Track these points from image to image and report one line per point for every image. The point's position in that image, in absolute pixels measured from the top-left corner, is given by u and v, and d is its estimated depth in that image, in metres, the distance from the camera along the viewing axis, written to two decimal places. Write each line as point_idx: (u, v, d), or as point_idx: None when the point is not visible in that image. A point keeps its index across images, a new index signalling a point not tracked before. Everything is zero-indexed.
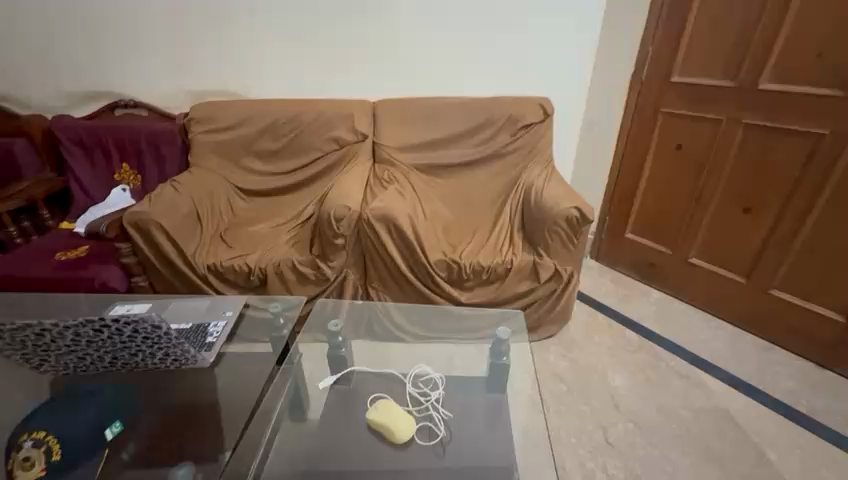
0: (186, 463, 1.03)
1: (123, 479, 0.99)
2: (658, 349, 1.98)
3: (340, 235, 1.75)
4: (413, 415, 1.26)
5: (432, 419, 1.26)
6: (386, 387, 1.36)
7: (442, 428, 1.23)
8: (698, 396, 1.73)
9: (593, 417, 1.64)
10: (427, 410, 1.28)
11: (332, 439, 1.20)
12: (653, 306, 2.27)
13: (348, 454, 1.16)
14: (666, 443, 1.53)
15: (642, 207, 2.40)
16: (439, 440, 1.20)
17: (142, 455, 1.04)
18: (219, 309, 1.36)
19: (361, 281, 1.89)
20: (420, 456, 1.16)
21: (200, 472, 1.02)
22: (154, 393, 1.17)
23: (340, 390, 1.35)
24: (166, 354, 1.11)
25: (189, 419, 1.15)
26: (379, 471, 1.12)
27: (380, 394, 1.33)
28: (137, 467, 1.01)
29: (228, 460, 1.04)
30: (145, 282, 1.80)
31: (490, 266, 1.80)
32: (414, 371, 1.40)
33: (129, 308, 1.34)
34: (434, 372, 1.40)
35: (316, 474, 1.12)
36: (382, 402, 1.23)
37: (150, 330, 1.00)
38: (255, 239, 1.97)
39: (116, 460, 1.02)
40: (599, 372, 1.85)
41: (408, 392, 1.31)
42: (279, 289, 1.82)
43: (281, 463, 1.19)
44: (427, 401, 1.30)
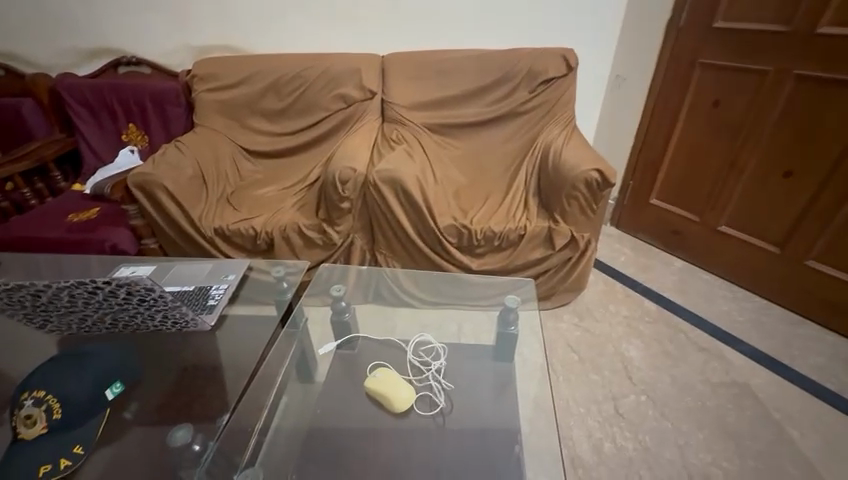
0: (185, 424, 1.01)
1: (131, 435, 1.02)
2: (677, 320, 1.90)
3: (345, 199, 1.69)
4: (412, 385, 1.24)
5: (432, 388, 1.24)
6: (388, 354, 1.34)
7: (442, 398, 1.21)
8: (717, 370, 1.66)
9: (604, 388, 1.60)
10: (427, 379, 1.26)
11: (337, 404, 1.20)
12: (675, 276, 2.17)
13: (350, 418, 1.16)
14: (679, 416, 1.49)
15: (669, 171, 2.23)
16: (439, 410, 1.19)
17: (148, 413, 1.07)
18: (222, 273, 1.34)
19: (369, 246, 1.84)
20: (420, 426, 1.15)
21: (200, 431, 1.04)
22: (161, 353, 1.19)
23: (344, 356, 1.35)
24: (166, 317, 1.10)
25: (195, 378, 1.17)
26: (378, 439, 1.11)
27: (380, 362, 1.31)
28: (144, 424, 1.05)
29: (226, 422, 1.06)
30: (155, 245, 1.81)
31: (502, 232, 1.72)
32: (414, 338, 1.37)
33: (133, 271, 1.34)
34: (436, 342, 1.37)
35: (320, 437, 1.12)
36: (382, 371, 1.20)
37: (145, 293, 0.98)
38: (261, 202, 1.93)
39: (120, 419, 1.04)
40: (613, 342, 1.79)
41: (408, 361, 1.29)
42: (286, 253, 1.80)
43: (288, 423, 1.23)
44: (428, 370, 1.28)
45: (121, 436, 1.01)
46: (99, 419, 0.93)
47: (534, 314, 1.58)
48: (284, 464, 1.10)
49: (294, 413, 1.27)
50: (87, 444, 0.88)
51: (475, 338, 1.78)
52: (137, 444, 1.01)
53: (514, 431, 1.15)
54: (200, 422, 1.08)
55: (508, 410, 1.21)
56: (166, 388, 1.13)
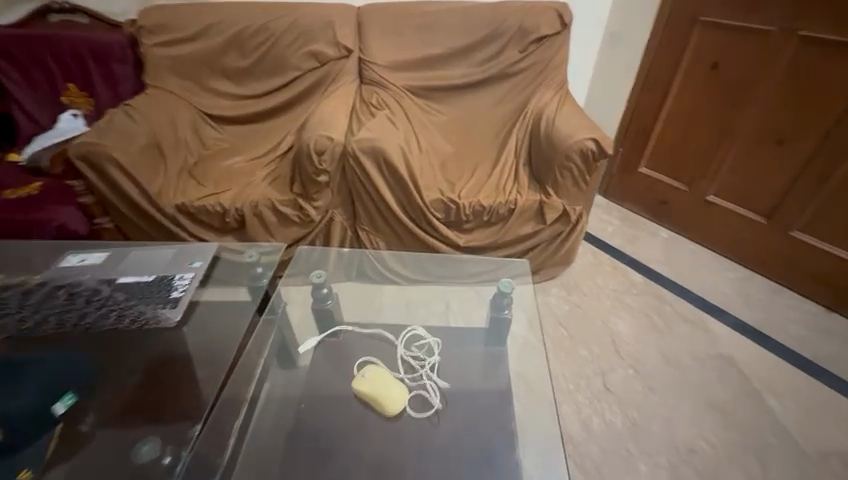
0: (152, 436, 0.95)
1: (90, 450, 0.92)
2: (664, 293, 1.90)
3: (322, 172, 1.55)
4: (405, 384, 1.16)
5: (426, 388, 1.15)
6: (377, 350, 1.26)
7: (438, 399, 1.13)
8: (702, 342, 1.70)
9: (593, 363, 1.60)
10: (421, 378, 1.17)
11: (325, 405, 1.13)
12: (661, 247, 2.15)
13: (339, 417, 1.10)
14: (665, 389, 1.52)
15: (661, 138, 2.16)
16: (433, 411, 1.11)
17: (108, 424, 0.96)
18: (186, 260, 1.19)
19: (350, 222, 1.72)
20: (414, 428, 1.08)
21: (169, 440, 0.94)
22: (120, 356, 1.06)
23: (327, 346, 1.27)
24: (120, 316, 1.04)
25: (161, 381, 1.06)
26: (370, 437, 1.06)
27: (369, 359, 1.22)
28: (107, 433, 0.95)
29: (199, 431, 0.95)
30: (110, 225, 1.63)
31: (492, 206, 1.62)
32: (404, 330, 1.30)
33: (82, 260, 1.18)
34: (430, 337, 1.28)
35: (300, 441, 1.06)
36: (371, 369, 1.11)
37: (96, 295, 1.06)
38: (228, 174, 1.74)
39: (77, 433, 0.94)
40: (601, 316, 1.78)
41: (400, 357, 1.21)
42: (259, 231, 1.64)
43: (269, 418, 1.13)
44: (421, 367, 1.19)
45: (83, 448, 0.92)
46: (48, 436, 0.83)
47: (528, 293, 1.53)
48: (268, 459, 1.04)
49: (274, 408, 1.14)
50: (36, 468, 0.79)
51: (464, 317, 1.69)
52: (104, 450, 0.92)
53: (509, 419, 1.12)
54: (174, 419, 0.99)
55: (500, 400, 1.17)
56: (133, 390, 1.03)
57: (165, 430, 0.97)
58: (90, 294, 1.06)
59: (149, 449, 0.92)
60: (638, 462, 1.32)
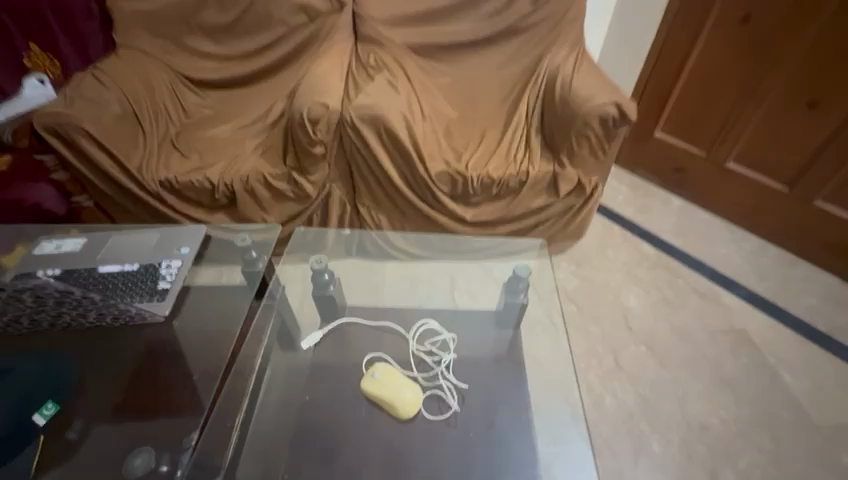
0: (145, 447, 0.87)
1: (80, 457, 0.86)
2: (677, 265, 1.83)
3: (317, 143, 1.43)
4: (419, 384, 1.11)
5: (442, 388, 1.11)
6: (386, 345, 1.20)
7: (455, 399, 1.09)
8: (715, 316, 1.65)
9: (605, 340, 1.55)
10: (436, 378, 1.12)
11: (336, 414, 1.08)
12: (674, 218, 2.03)
13: (346, 434, 1.04)
14: (678, 367, 1.49)
15: (680, 100, 2.00)
16: (450, 413, 1.08)
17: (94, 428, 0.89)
18: (172, 246, 1.08)
19: (349, 196, 1.59)
20: (430, 435, 1.05)
21: (164, 449, 0.87)
22: (111, 347, 0.98)
23: (330, 350, 1.19)
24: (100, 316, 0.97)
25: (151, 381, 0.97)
26: (383, 441, 1.04)
27: (379, 356, 1.16)
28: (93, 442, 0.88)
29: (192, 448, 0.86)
30: (89, 203, 1.52)
31: (502, 178, 1.51)
32: (416, 323, 1.22)
33: (59, 247, 1.08)
34: (445, 332, 1.21)
35: (304, 441, 1.04)
36: (382, 370, 1.04)
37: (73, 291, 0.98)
38: (214, 145, 1.59)
39: (63, 441, 0.87)
40: (612, 290, 1.71)
41: (413, 354, 1.16)
42: (251, 208, 1.52)
43: (268, 419, 1.09)
44: (436, 367, 1.14)
45: (73, 454, 0.86)
46: (31, 449, 0.80)
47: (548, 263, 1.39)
48: (276, 456, 1.03)
49: (274, 403, 1.11)
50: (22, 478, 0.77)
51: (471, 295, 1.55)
52: (92, 455, 0.86)
53: (523, 408, 1.11)
54: (169, 416, 0.92)
55: (508, 384, 1.15)
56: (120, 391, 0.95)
57: (158, 436, 0.89)
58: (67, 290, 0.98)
59: (142, 460, 0.85)
60: (652, 441, 1.30)
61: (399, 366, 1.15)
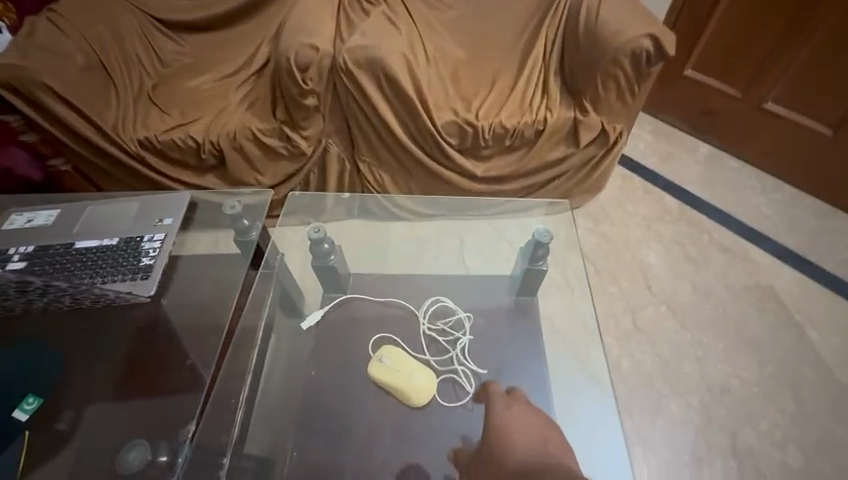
0: (139, 440, 0.84)
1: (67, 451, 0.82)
2: (701, 218, 1.71)
3: (309, 92, 1.28)
4: (433, 368, 1.05)
5: (457, 372, 1.05)
6: (393, 324, 1.13)
7: (472, 384, 1.03)
8: (740, 273, 1.56)
9: (623, 301, 1.47)
10: (452, 362, 1.06)
11: (340, 392, 1.05)
12: (700, 166, 1.88)
13: (353, 415, 1.02)
14: (699, 327, 1.42)
15: (718, 33, 1.75)
16: (468, 399, 1.01)
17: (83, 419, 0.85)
18: (153, 217, 1.00)
19: (347, 152, 1.45)
20: (440, 418, 1.00)
21: (160, 439, 0.84)
22: (114, 332, 0.95)
23: (333, 327, 1.14)
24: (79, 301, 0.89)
25: (142, 365, 0.93)
26: (390, 417, 1.01)
27: (388, 337, 1.10)
28: (83, 436, 0.84)
29: (190, 437, 0.83)
30: (67, 167, 1.37)
31: (517, 128, 1.36)
32: (428, 301, 1.15)
33: (30, 220, 0.99)
34: (461, 311, 1.14)
35: (311, 422, 1.02)
36: (389, 354, 0.97)
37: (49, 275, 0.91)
38: (195, 98, 1.41)
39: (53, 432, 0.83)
40: (631, 248, 1.60)
41: (424, 334, 1.09)
42: (242, 169, 1.39)
43: (271, 403, 1.09)
44: (452, 349, 1.08)
45: (66, 446, 0.83)
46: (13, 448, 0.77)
47: (567, 214, 1.28)
48: (283, 444, 1.03)
49: (275, 397, 1.10)
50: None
51: (482, 258, 1.41)
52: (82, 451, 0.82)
53: (541, 365, 1.10)
54: (172, 394, 0.89)
55: (524, 338, 1.14)
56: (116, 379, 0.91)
57: (149, 429, 0.85)
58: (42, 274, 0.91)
59: (135, 455, 0.82)
60: (670, 404, 1.27)
61: (410, 349, 1.08)
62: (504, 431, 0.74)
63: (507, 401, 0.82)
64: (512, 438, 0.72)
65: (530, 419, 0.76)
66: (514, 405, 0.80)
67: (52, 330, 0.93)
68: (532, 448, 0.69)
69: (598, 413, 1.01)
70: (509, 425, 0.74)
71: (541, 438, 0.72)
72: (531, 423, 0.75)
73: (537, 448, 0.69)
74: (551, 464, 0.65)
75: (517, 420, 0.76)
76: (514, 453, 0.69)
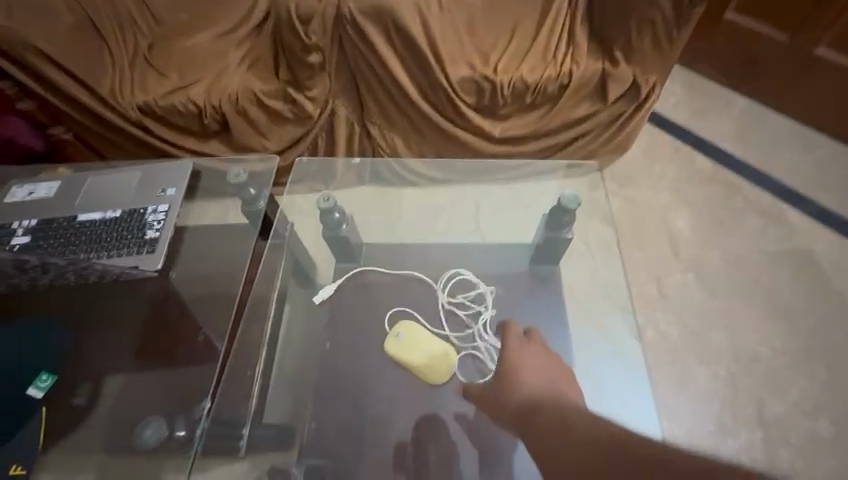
0: (153, 417, 0.85)
1: (88, 423, 0.85)
2: (735, 179, 1.59)
3: (313, 48, 1.21)
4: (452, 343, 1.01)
5: (477, 348, 1.01)
6: (410, 296, 1.11)
7: (493, 361, 0.99)
8: (776, 237, 1.46)
9: (648, 268, 1.40)
10: (473, 338, 1.03)
11: (352, 363, 1.03)
12: (736, 122, 1.73)
13: (368, 384, 1.01)
14: (728, 294, 1.35)
15: None
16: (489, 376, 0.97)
17: (99, 395, 0.87)
18: (156, 188, 0.99)
19: (356, 114, 1.36)
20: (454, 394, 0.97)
21: (177, 415, 0.86)
22: (124, 305, 0.96)
23: (349, 297, 1.11)
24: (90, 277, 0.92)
25: (154, 339, 0.94)
26: (406, 390, 0.99)
27: (405, 310, 1.08)
28: (100, 412, 0.86)
29: (206, 417, 0.83)
30: (69, 135, 1.32)
31: (539, 83, 1.25)
32: (447, 274, 1.12)
33: (32, 194, 1.00)
34: (482, 285, 1.11)
35: (326, 395, 1.01)
36: (405, 329, 0.94)
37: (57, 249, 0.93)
38: (193, 59, 1.31)
39: (72, 406, 0.86)
40: (658, 212, 1.51)
41: (442, 307, 1.06)
42: (247, 135, 1.32)
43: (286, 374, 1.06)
44: (473, 324, 1.04)
45: (87, 418, 0.86)
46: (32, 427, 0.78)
47: (594, 175, 1.19)
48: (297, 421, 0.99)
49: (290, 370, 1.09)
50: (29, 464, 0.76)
51: (496, 225, 1.31)
52: (102, 426, 0.86)
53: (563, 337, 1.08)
54: (187, 366, 0.90)
55: (547, 318, 1.11)
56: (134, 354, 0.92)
57: (165, 404, 0.87)
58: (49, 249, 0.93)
59: (152, 434, 0.83)
60: (694, 373, 1.24)
61: (427, 323, 1.05)
62: (514, 368, 0.69)
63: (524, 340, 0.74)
64: (521, 377, 0.67)
65: (544, 360, 0.71)
66: (528, 344, 0.74)
67: (63, 304, 0.92)
68: (540, 388, 0.65)
69: (623, 396, 0.97)
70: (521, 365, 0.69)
71: (550, 377, 0.69)
72: (542, 364, 0.71)
73: (544, 390, 0.65)
74: (559, 404, 0.60)
75: (527, 359, 0.71)
76: (522, 392, 0.65)
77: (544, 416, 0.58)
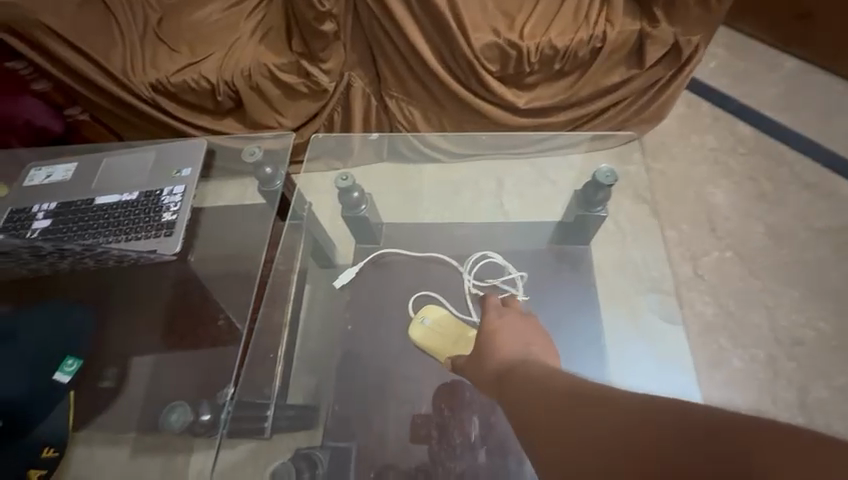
0: (180, 402, 0.88)
1: (115, 405, 0.90)
2: (781, 149, 1.47)
3: (328, 16, 1.13)
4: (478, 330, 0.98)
5: None
6: (434, 281, 1.07)
7: None
8: (825, 212, 1.36)
9: (682, 246, 1.32)
10: None
11: (375, 346, 1.01)
12: (784, 86, 1.59)
13: (390, 366, 0.99)
14: (770, 273, 1.27)
15: None
16: None
17: (125, 379, 0.91)
18: (170, 169, 0.98)
19: (372, 86, 1.30)
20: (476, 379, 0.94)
21: (201, 400, 0.87)
22: (148, 289, 0.97)
23: (372, 282, 1.07)
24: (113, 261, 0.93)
25: (175, 323, 0.95)
26: (429, 375, 0.97)
27: (429, 295, 1.04)
28: (124, 395, 0.90)
29: (231, 398, 0.83)
30: (85, 116, 1.31)
31: (569, 47, 1.16)
32: (474, 257, 1.07)
33: (50, 176, 1.01)
34: (509, 269, 1.06)
35: (348, 378, 0.99)
36: (429, 313, 0.96)
37: (77, 234, 0.94)
38: (205, 33, 1.25)
39: (101, 389, 0.90)
40: (694, 185, 1.41)
41: (467, 292, 1.02)
42: (262, 111, 1.28)
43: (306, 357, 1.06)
44: None
45: (118, 399, 0.90)
46: (63, 406, 0.81)
47: (635, 144, 1.10)
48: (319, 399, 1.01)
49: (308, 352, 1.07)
50: (61, 445, 0.79)
51: (523, 206, 1.25)
52: (133, 407, 0.90)
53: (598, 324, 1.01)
54: (212, 348, 0.92)
55: (580, 306, 1.05)
56: (160, 338, 0.94)
57: (192, 391, 0.89)
58: (70, 234, 0.94)
59: (178, 417, 0.86)
60: (731, 356, 1.18)
61: (456, 311, 1.02)
62: (491, 334, 0.74)
63: (501, 309, 0.79)
64: (498, 341, 0.72)
65: (522, 326, 0.76)
66: (506, 312, 0.78)
67: (89, 288, 0.95)
68: (512, 353, 0.69)
69: (667, 378, 0.91)
70: (497, 331, 0.73)
71: (527, 345, 0.71)
72: (521, 331, 0.75)
73: (518, 354, 0.69)
74: (529, 365, 0.64)
75: (508, 327, 0.75)
76: (499, 355, 0.70)
77: (516, 378, 0.62)
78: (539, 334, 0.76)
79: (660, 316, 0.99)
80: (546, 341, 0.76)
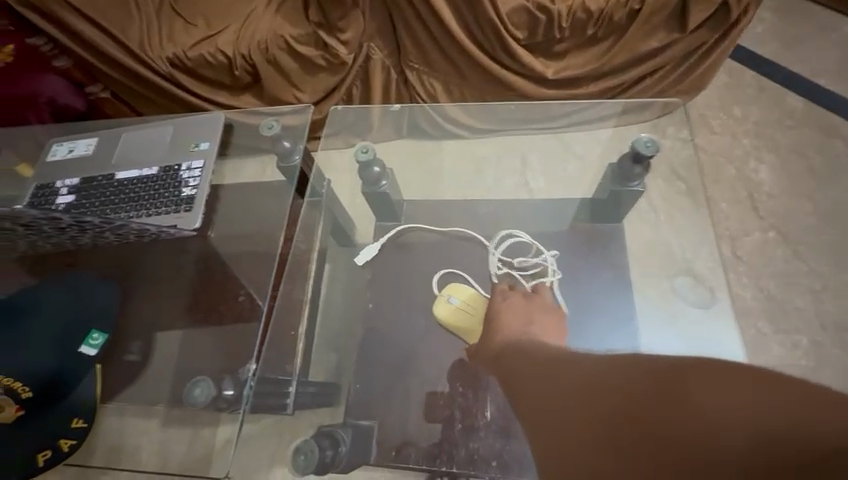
0: (203, 376, 0.87)
1: (139, 379, 0.90)
2: (836, 121, 1.35)
3: None
4: None
5: None
6: (457, 261, 1.03)
7: None
8: None
9: (720, 226, 1.24)
10: None
11: (395, 326, 0.99)
12: (842, 52, 1.45)
13: (410, 349, 0.97)
14: (817, 255, 1.18)
15: None
16: None
17: (150, 352, 0.93)
18: (188, 143, 0.97)
19: (392, 58, 1.24)
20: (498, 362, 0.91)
21: (224, 377, 0.87)
22: (171, 264, 0.99)
23: (390, 264, 1.04)
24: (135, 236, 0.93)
25: (197, 299, 0.96)
26: (451, 357, 0.95)
27: (452, 274, 1.01)
28: (148, 370, 0.91)
29: (253, 375, 0.83)
30: (105, 94, 1.30)
31: (604, 10, 1.08)
32: (500, 234, 1.03)
33: (73, 151, 1.02)
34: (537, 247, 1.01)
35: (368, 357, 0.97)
36: (453, 290, 0.94)
37: (100, 209, 0.95)
38: (221, 5, 1.22)
39: (127, 362, 0.92)
40: (735, 161, 1.32)
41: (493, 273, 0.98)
42: (279, 86, 1.25)
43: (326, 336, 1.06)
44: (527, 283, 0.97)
45: (142, 374, 0.91)
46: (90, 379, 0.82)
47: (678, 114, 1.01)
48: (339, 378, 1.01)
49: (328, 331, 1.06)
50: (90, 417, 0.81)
51: (550, 185, 1.19)
52: (157, 383, 0.90)
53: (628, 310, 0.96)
54: (235, 323, 0.92)
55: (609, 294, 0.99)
56: (183, 314, 0.96)
57: (214, 366, 0.89)
58: (94, 208, 0.96)
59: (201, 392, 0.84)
60: (770, 342, 1.11)
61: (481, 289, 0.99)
62: (495, 318, 0.82)
63: (505, 293, 0.86)
64: (503, 323, 0.80)
65: (529, 307, 0.83)
66: (509, 296, 0.85)
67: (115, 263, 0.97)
68: (513, 332, 0.77)
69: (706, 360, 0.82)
70: (501, 313, 0.81)
71: (528, 326, 0.78)
72: (523, 313, 0.81)
73: (519, 333, 0.77)
74: (526, 341, 0.73)
75: (509, 312, 0.82)
76: (500, 334, 0.79)
77: (510, 359, 0.71)
78: (547, 313, 0.82)
79: (692, 302, 0.93)
80: (551, 315, 0.83)
